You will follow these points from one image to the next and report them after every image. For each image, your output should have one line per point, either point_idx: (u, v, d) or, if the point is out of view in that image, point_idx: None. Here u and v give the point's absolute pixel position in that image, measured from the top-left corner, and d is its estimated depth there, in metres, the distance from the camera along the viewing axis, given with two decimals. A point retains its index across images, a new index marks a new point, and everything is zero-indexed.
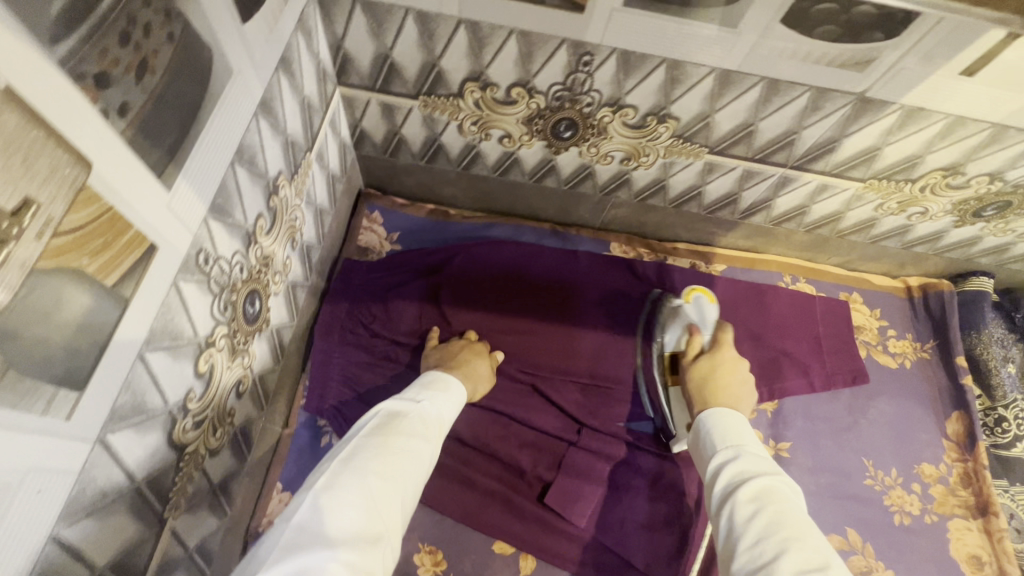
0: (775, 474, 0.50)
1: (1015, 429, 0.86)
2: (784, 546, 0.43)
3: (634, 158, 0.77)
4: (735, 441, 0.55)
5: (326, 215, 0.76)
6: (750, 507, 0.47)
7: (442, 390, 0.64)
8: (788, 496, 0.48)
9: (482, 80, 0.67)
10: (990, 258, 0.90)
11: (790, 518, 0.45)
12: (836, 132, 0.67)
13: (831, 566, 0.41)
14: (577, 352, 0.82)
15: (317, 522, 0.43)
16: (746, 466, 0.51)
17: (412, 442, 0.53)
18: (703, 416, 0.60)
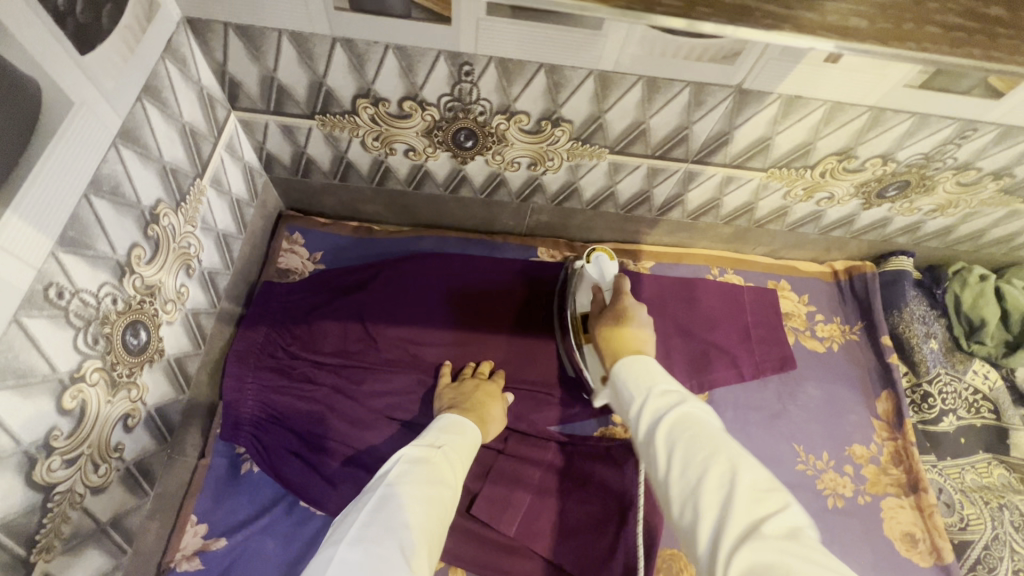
0: (683, 401, 0.46)
1: (940, 403, 0.87)
2: (700, 470, 0.40)
3: (540, 163, 0.78)
4: (647, 381, 0.50)
5: (232, 241, 0.76)
6: (665, 443, 0.44)
7: (460, 431, 0.64)
8: (700, 419, 0.44)
9: (371, 96, 0.67)
10: (906, 237, 0.92)
11: (699, 437, 0.42)
12: (725, 125, 0.69)
13: (745, 469, 0.39)
14: (504, 359, 0.84)
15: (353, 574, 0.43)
16: (659, 403, 0.47)
17: (437, 489, 0.54)
18: (615, 369, 0.54)
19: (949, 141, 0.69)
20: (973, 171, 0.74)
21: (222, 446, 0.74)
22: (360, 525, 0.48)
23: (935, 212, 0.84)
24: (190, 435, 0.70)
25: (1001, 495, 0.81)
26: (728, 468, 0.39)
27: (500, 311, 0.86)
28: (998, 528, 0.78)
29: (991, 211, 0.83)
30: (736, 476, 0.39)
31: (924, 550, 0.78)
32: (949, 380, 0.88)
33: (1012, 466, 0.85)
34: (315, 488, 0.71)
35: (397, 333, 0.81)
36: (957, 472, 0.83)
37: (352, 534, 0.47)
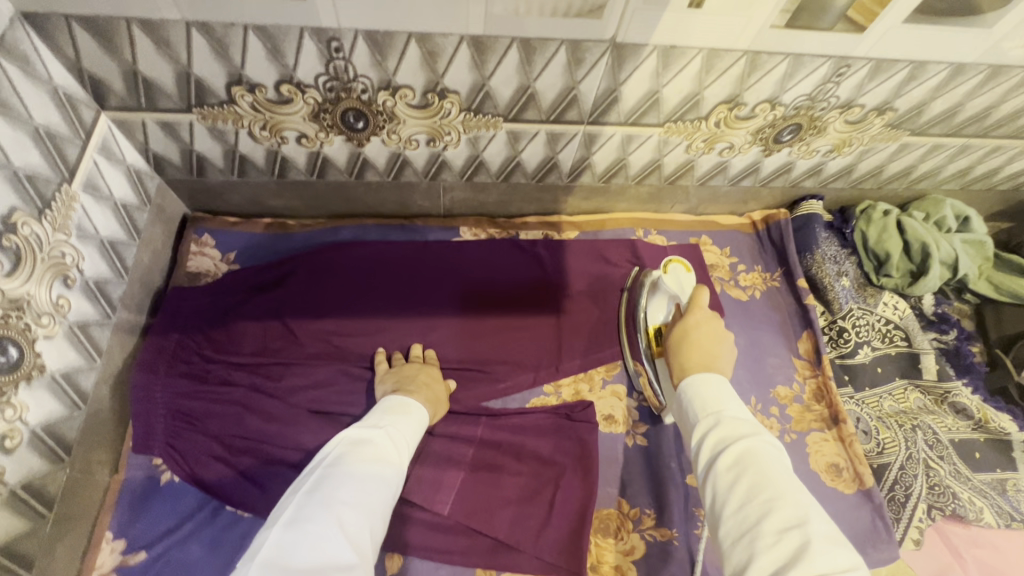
0: (748, 432, 0.49)
1: (855, 336, 0.90)
2: (768, 510, 0.43)
3: (438, 138, 0.77)
4: (718, 404, 0.53)
5: (124, 249, 0.72)
6: (730, 476, 0.46)
7: (404, 411, 0.65)
8: (765, 454, 0.46)
9: (245, 82, 0.65)
10: (812, 180, 0.94)
11: (771, 475, 0.44)
12: (610, 82, 0.69)
13: (810, 520, 0.41)
14: (433, 341, 0.84)
15: (289, 552, 0.45)
16: (725, 432, 0.50)
17: (378, 467, 0.54)
18: (688, 380, 0.58)
19: (828, 80, 0.71)
20: (858, 108, 0.77)
21: (137, 459, 0.71)
22: (294, 509, 0.48)
23: (833, 152, 0.87)
24: (96, 451, 0.67)
25: (913, 416, 0.85)
26: (798, 517, 0.42)
27: (424, 295, 0.87)
28: (911, 448, 0.82)
29: (884, 146, 0.86)
30: (802, 525, 0.41)
31: (848, 478, 0.81)
32: (861, 314, 0.91)
33: (926, 388, 0.89)
34: (239, 489, 0.70)
35: (320, 326, 0.81)
36: (875, 401, 0.87)
37: (285, 517, 0.48)
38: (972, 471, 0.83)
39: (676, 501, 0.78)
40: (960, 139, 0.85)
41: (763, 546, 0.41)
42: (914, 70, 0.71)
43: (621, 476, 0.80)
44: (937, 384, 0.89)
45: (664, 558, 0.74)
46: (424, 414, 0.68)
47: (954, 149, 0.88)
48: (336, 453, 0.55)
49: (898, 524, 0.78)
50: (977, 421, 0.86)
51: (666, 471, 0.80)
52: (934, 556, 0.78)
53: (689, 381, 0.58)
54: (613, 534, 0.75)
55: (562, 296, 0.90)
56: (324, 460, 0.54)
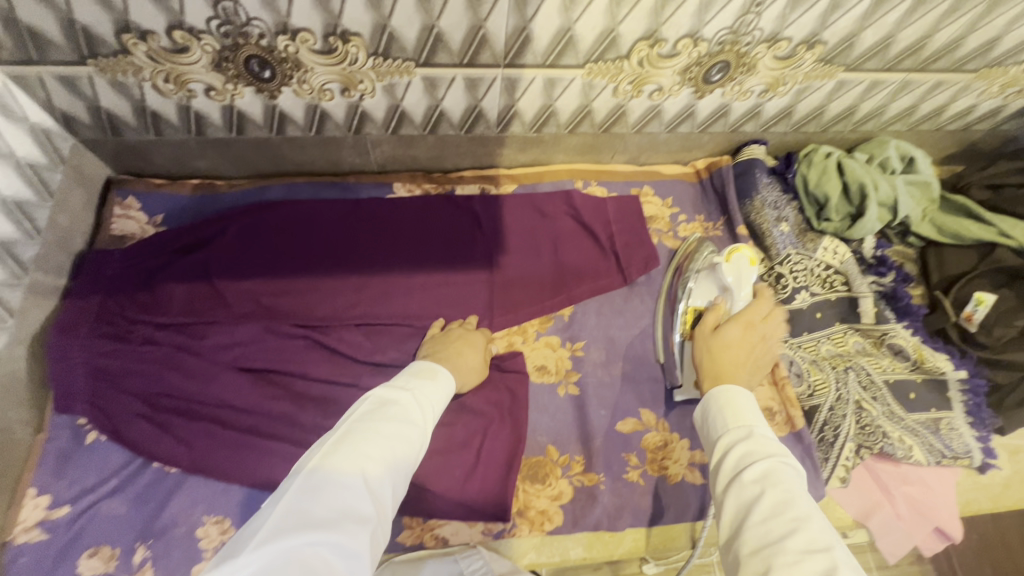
0: (777, 454, 0.49)
1: (792, 282, 0.89)
2: (793, 527, 0.43)
3: (352, 87, 0.75)
4: (750, 420, 0.54)
5: (35, 210, 0.72)
6: (754, 493, 0.47)
7: (431, 377, 0.63)
8: (791, 476, 0.47)
9: (135, 29, 0.63)
10: (752, 124, 0.92)
11: (800, 497, 0.45)
12: (518, 19, 0.66)
13: (835, 546, 0.42)
14: (362, 298, 0.83)
15: (307, 503, 0.44)
16: (755, 448, 0.51)
17: (405, 427, 0.53)
18: (715, 392, 0.58)
19: (747, 10, 0.68)
20: (785, 42, 0.74)
21: (61, 419, 0.71)
22: (320, 458, 0.48)
23: (768, 92, 0.84)
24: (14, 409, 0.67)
25: (848, 359, 0.85)
26: (823, 541, 0.42)
27: (355, 253, 0.86)
28: (842, 389, 0.82)
29: (820, 85, 0.83)
30: (828, 548, 0.42)
31: (780, 422, 0.81)
32: (798, 259, 0.90)
33: (865, 331, 0.88)
34: (164, 445, 0.70)
35: (249, 286, 0.81)
36: (813, 345, 0.87)
37: (311, 466, 0.48)
38: (907, 411, 0.82)
39: (604, 447, 0.78)
40: (898, 75, 0.83)
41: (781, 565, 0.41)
42: None
43: (552, 424, 0.80)
44: (874, 327, 0.88)
45: (591, 501, 0.75)
46: (452, 385, 0.66)
47: (894, 86, 0.85)
48: (363, 408, 0.54)
49: (826, 464, 0.79)
50: (913, 362, 0.86)
51: (595, 419, 0.80)
52: (862, 494, 0.80)
53: (711, 394, 0.59)
54: (541, 480, 0.76)
55: (496, 251, 0.89)
56: (351, 414, 0.54)
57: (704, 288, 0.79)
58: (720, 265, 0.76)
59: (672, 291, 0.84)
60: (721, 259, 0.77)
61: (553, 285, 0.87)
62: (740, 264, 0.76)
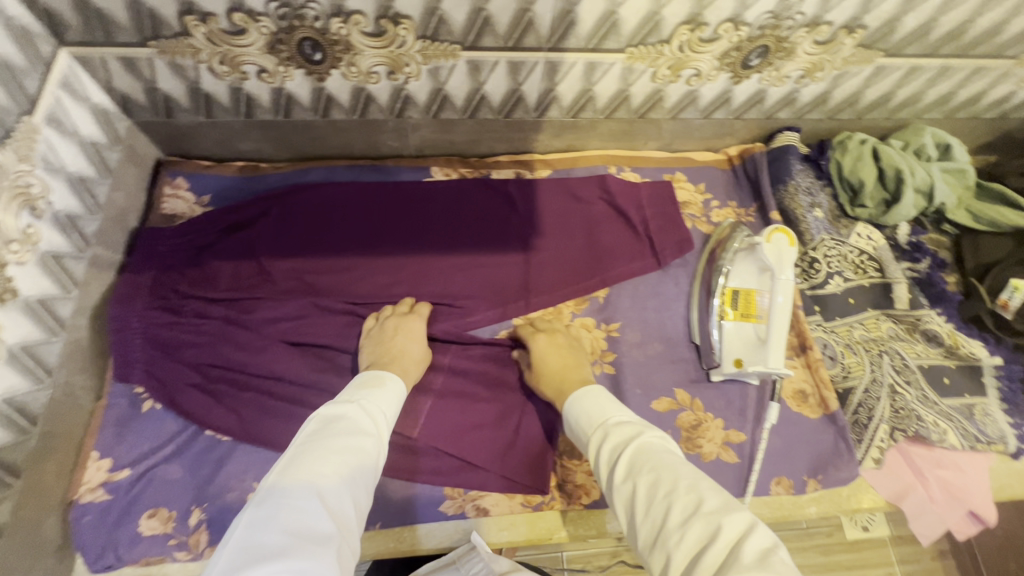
0: (633, 434, 0.54)
1: (826, 267, 0.89)
2: (668, 502, 0.46)
3: (398, 70, 0.77)
4: (602, 415, 0.59)
5: (95, 186, 0.74)
6: (630, 479, 0.50)
7: (379, 383, 0.64)
8: (656, 450, 0.51)
9: (197, 11, 0.65)
10: (787, 110, 0.93)
11: (663, 469, 0.49)
12: (565, 2, 0.68)
13: (705, 498, 0.45)
14: (402, 278, 0.85)
15: (262, 530, 0.43)
16: (614, 439, 0.55)
17: (354, 437, 0.54)
18: (568, 405, 0.64)
19: None
20: (826, 26, 0.75)
21: (120, 387, 0.74)
22: (269, 487, 0.47)
23: (805, 78, 0.85)
24: (77, 376, 0.70)
25: (882, 343, 0.85)
26: (696, 498, 0.45)
27: (393, 235, 0.88)
28: (877, 371, 0.82)
29: (858, 70, 0.84)
30: (698, 504, 0.45)
31: (813, 403, 0.82)
32: (832, 245, 0.90)
33: (898, 318, 0.88)
34: (218, 414, 0.73)
35: (294, 265, 0.83)
36: (846, 330, 0.87)
37: (260, 495, 0.46)
38: (941, 396, 0.83)
39: None
40: (937, 60, 0.83)
41: (673, 535, 0.44)
42: None
43: None
44: (908, 312, 0.88)
45: None
46: (402, 388, 0.67)
47: (932, 72, 0.86)
48: (309, 429, 0.54)
49: (860, 445, 0.80)
50: (947, 347, 0.86)
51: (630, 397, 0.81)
52: (895, 477, 0.81)
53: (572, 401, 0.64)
54: (579, 456, 0.78)
55: (529, 235, 0.90)
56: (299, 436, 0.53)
57: (743, 268, 0.81)
58: (760, 246, 0.77)
59: (707, 276, 0.87)
60: (761, 240, 0.77)
61: (583, 274, 0.88)
62: (781, 246, 0.76)
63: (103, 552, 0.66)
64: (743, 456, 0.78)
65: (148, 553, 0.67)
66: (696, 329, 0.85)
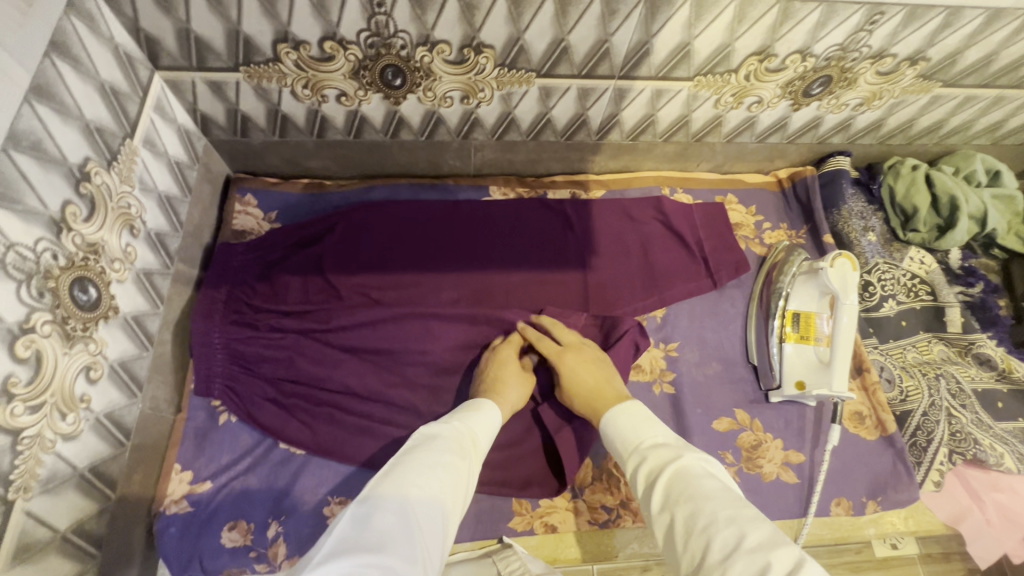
0: (673, 458, 0.50)
1: (880, 290, 0.92)
2: (707, 535, 0.42)
3: (472, 95, 0.79)
4: (640, 436, 0.55)
5: (178, 204, 0.76)
6: (666, 510, 0.46)
7: (475, 409, 0.62)
8: (689, 477, 0.47)
9: (290, 40, 0.67)
10: (840, 136, 0.94)
11: (702, 497, 0.45)
12: (642, 34, 0.70)
13: (750, 533, 0.41)
14: (463, 295, 0.85)
15: (357, 530, 0.43)
16: (654, 464, 0.50)
17: (452, 457, 0.53)
18: (603, 424, 0.60)
19: (861, 28, 0.71)
20: (890, 58, 0.77)
21: (199, 400, 0.76)
22: (369, 489, 0.47)
23: (862, 106, 0.87)
24: (162, 390, 0.72)
25: (937, 366, 0.87)
26: (734, 535, 0.41)
27: (452, 253, 0.88)
28: (934, 396, 0.84)
29: (915, 99, 0.86)
30: (741, 539, 0.40)
31: (870, 425, 0.83)
32: (886, 268, 0.93)
33: (950, 341, 0.90)
34: (294, 429, 0.75)
35: (360, 280, 0.83)
36: (900, 352, 0.89)
37: (361, 496, 0.47)
38: (994, 420, 0.83)
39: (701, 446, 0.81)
40: (993, 91, 0.85)
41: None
42: (950, 17, 0.70)
43: None
44: (960, 337, 0.90)
45: None
46: (500, 415, 0.65)
47: (987, 101, 0.87)
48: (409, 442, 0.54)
49: (919, 468, 0.81)
50: (1000, 371, 0.87)
51: (692, 416, 0.83)
52: (951, 501, 0.82)
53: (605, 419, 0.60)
54: None
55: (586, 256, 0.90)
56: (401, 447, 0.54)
57: (805, 293, 0.83)
58: (824, 271, 0.79)
59: (764, 296, 0.88)
60: (824, 265, 0.79)
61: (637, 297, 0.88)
62: (845, 271, 0.78)
63: (189, 565, 0.67)
64: (802, 477, 0.80)
65: (230, 565, 0.68)
66: (753, 351, 0.87)
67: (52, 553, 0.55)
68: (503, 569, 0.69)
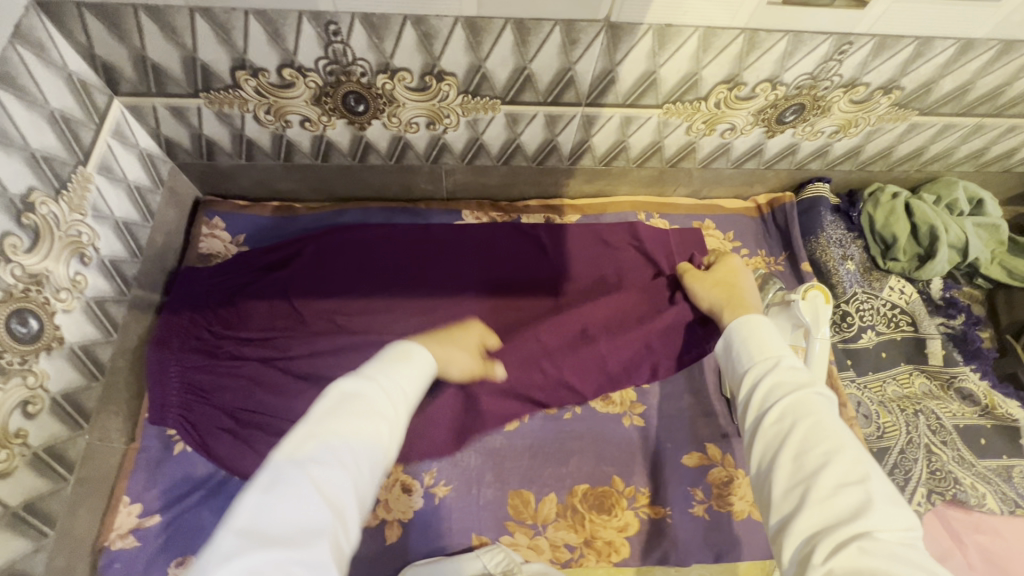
0: (808, 383, 0.48)
1: (858, 321, 0.89)
2: (826, 460, 0.42)
3: (438, 121, 0.78)
4: (773, 349, 0.52)
5: (137, 230, 0.75)
6: (777, 430, 0.45)
7: (406, 360, 0.51)
8: (819, 409, 0.45)
9: (249, 67, 0.67)
10: (818, 162, 0.93)
11: (830, 429, 0.43)
12: (606, 62, 0.69)
13: (873, 478, 0.40)
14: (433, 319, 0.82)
15: (260, 523, 0.37)
16: (784, 377, 0.49)
17: (373, 423, 0.44)
18: (738, 326, 0.56)
19: (830, 57, 0.70)
20: (862, 87, 0.75)
21: (152, 429, 0.74)
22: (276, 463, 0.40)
23: (838, 133, 0.85)
24: (112, 419, 0.70)
25: (916, 402, 0.84)
26: (858, 473, 0.41)
27: (428, 276, 0.86)
28: (912, 432, 0.81)
29: (892, 127, 0.84)
30: (864, 480, 0.40)
31: None
32: (865, 298, 0.91)
33: (932, 373, 0.88)
34: (246, 460, 0.71)
35: (326, 305, 0.81)
36: (878, 385, 0.86)
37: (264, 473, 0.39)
38: (977, 457, 0.81)
39: (670, 481, 0.79)
40: (972, 119, 0.83)
41: (816, 498, 0.40)
42: (920, 47, 0.69)
43: (620, 456, 0.80)
44: (942, 369, 0.87)
45: (658, 534, 0.75)
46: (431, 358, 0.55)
47: (967, 129, 0.86)
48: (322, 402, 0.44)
49: None
50: (983, 407, 0.84)
51: (662, 451, 0.81)
52: (932, 541, 0.77)
53: (734, 325, 0.57)
54: (608, 511, 0.76)
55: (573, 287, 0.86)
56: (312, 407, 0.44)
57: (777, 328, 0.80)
58: (796, 304, 0.76)
59: None
60: (796, 297, 0.77)
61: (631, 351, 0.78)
62: (816, 303, 0.76)
63: None
64: None
65: None
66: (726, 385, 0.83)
67: None
68: (487, 562, 0.68)
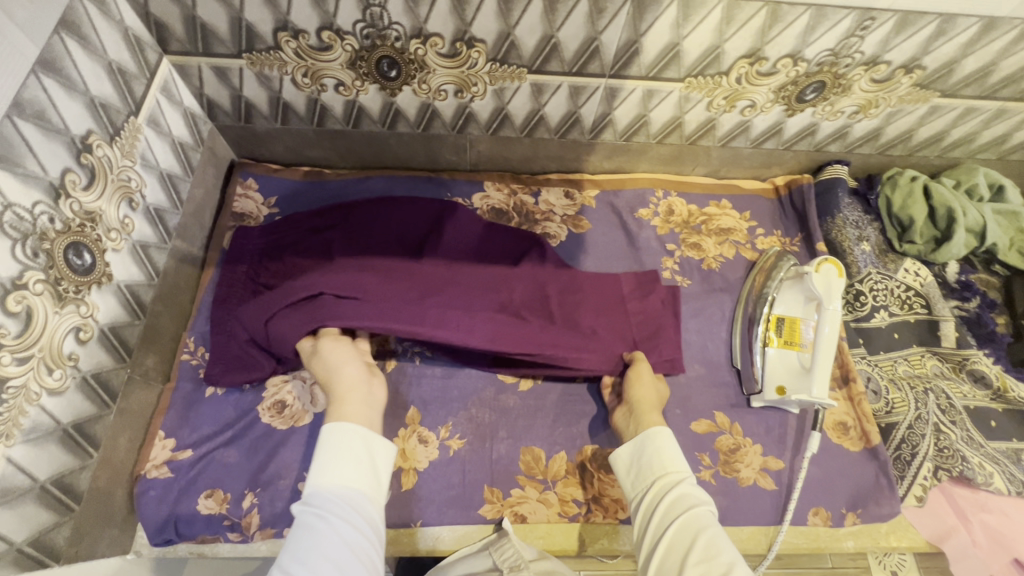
0: (704, 503, 0.59)
1: (872, 301, 0.91)
2: (726, 569, 0.51)
3: (465, 89, 0.81)
4: (673, 470, 0.63)
5: (180, 183, 0.80)
6: (681, 545, 0.55)
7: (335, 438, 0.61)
8: (711, 524, 0.56)
9: (290, 29, 0.71)
10: (838, 144, 0.94)
11: (724, 547, 0.53)
12: (631, 33, 0.71)
13: None
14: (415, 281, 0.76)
15: None
16: (687, 497, 0.60)
17: (341, 467, 0.58)
18: (644, 436, 0.67)
19: (852, 33, 0.71)
20: (884, 65, 0.76)
21: (187, 371, 0.78)
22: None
23: (859, 114, 0.86)
24: (150, 358, 0.75)
25: (926, 381, 0.85)
26: None
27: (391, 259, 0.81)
28: (921, 409, 0.82)
29: (913, 108, 0.85)
30: None
31: (854, 436, 0.81)
32: (880, 278, 0.91)
33: (944, 355, 0.88)
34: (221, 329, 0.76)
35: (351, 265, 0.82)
36: (890, 364, 0.87)
37: None
38: (986, 438, 0.80)
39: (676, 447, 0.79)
40: (994, 103, 0.84)
41: None
42: (943, 24, 0.70)
43: None
44: (954, 352, 0.88)
45: None
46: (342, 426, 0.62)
47: (989, 114, 0.86)
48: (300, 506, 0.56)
49: (902, 481, 0.78)
50: (995, 390, 0.85)
51: (672, 416, 0.81)
52: (937, 518, 0.79)
53: (646, 435, 0.67)
54: (616, 472, 0.79)
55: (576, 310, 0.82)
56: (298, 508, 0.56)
57: (791, 297, 0.83)
58: (809, 276, 0.78)
59: (750, 301, 0.89)
60: (809, 270, 0.79)
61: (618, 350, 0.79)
62: (829, 277, 0.77)
63: (164, 527, 0.69)
64: (780, 484, 0.78)
65: (205, 531, 0.70)
66: (736, 354, 0.86)
67: (30, 502, 0.57)
68: (497, 559, 0.65)
